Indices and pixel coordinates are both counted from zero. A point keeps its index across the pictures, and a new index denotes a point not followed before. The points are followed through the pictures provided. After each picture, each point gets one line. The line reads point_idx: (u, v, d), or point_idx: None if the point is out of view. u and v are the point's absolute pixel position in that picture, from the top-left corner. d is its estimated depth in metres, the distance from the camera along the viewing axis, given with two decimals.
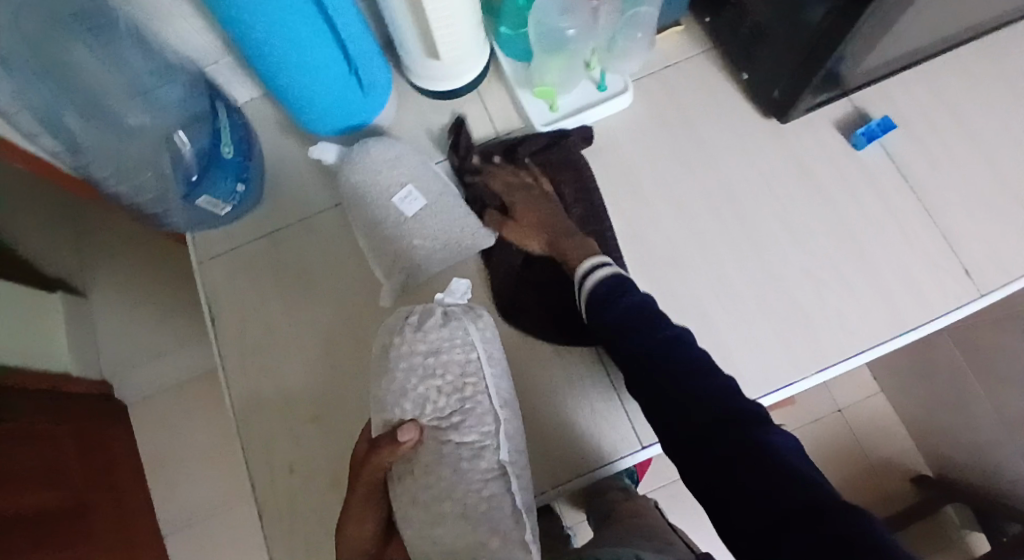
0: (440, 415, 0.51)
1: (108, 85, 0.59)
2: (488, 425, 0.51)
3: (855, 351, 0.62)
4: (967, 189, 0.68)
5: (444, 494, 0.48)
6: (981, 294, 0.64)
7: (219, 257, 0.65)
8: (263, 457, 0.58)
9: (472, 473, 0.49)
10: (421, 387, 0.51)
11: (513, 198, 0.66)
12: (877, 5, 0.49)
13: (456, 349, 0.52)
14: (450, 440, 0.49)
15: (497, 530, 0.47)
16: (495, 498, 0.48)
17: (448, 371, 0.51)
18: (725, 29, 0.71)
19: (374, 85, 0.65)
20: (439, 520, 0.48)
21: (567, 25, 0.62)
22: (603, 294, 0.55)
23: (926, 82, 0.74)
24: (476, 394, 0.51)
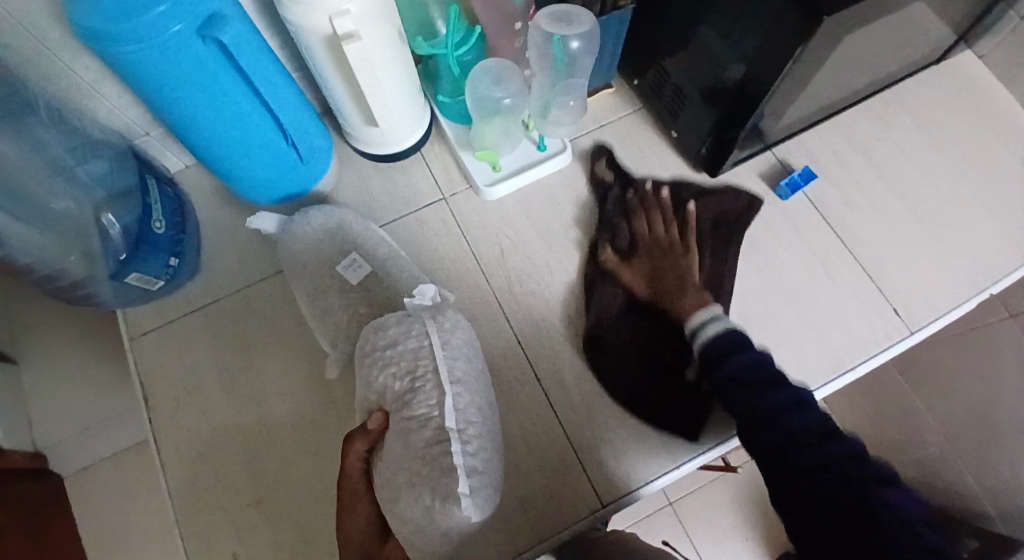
0: (399, 397, 0.53)
1: (26, 171, 0.57)
2: (435, 398, 0.52)
3: (865, 359, 0.66)
4: (889, 230, 0.72)
5: (397, 467, 0.51)
6: (911, 333, 0.67)
7: (148, 334, 0.68)
8: (203, 546, 0.61)
9: (415, 440, 0.50)
10: (382, 376, 0.54)
11: (642, 242, 0.69)
12: (791, 65, 0.52)
13: (410, 339, 0.55)
14: (404, 416, 0.52)
15: (439, 492, 0.48)
16: (436, 462, 0.49)
17: (402, 358, 0.54)
18: (652, 90, 0.74)
19: (313, 152, 0.67)
20: (398, 495, 0.51)
21: (501, 93, 0.63)
22: (716, 351, 0.55)
23: (842, 131, 0.77)
24: (425, 374, 0.53)
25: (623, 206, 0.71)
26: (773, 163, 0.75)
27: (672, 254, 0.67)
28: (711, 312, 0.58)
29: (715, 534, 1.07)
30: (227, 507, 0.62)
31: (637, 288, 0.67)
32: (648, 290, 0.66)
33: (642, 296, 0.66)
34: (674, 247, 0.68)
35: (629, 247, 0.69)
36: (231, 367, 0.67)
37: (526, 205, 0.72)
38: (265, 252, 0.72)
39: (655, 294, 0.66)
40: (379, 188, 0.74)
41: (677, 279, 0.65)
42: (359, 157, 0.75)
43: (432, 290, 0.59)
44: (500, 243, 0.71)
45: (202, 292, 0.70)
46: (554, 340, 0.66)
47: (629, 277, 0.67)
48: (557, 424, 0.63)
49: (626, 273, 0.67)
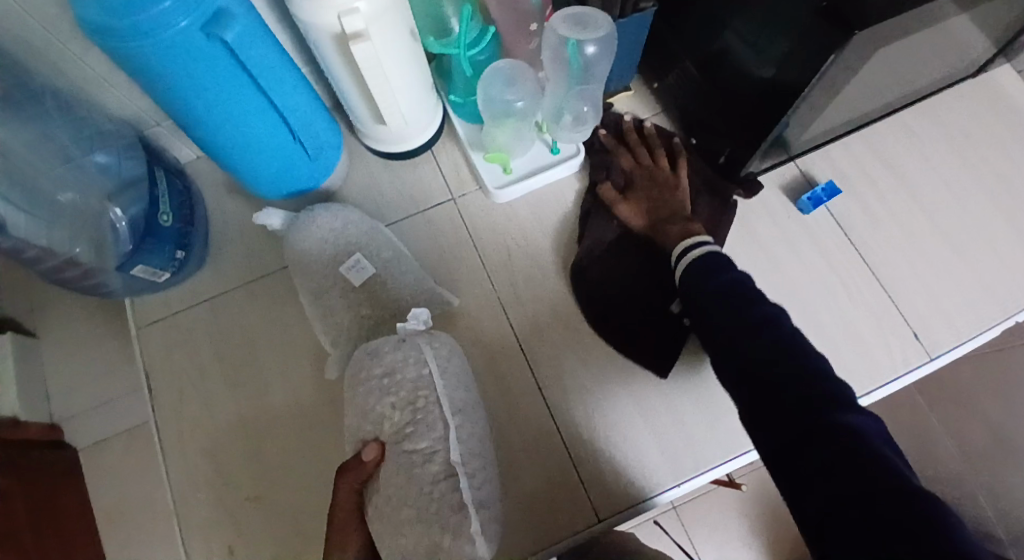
0: (397, 429, 0.55)
1: (34, 163, 0.58)
2: (438, 431, 0.54)
3: (886, 380, 0.64)
4: (913, 250, 0.69)
5: (400, 502, 0.52)
6: (931, 358, 0.65)
7: (154, 325, 0.69)
8: (200, 539, 0.61)
9: (423, 476, 0.52)
10: (379, 405, 0.56)
11: (634, 175, 0.68)
12: (819, 79, 0.50)
13: (408, 367, 0.56)
14: (405, 450, 0.54)
15: (449, 529, 0.50)
16: (443, 497, 0.51)
17: (401, 388, 0.55)
18: (672, 95, 0.72)
19: (321, 149, 0.66)
20: (403, 530, 0.51)
21: (514, 97, 0.62)
22: (700, 267, 0.56)
23: (870, 144, 0.74)
24: (426, 405, 0.55)
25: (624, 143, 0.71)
26: (795, 175, 0.72)
27: (666, 187, 0.67)
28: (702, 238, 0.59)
29: (716, 544, 1.06)
30: (224, 501, 0.62)
31: (632, 220, 0.66)
32: (643, 224, 0.66)
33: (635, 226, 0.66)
34: (667, 178, 0.67)
35: (627, 181, 0.68)
36: (234, 360, 0.67)
37: (536, 209, 0.71)
38: (272, 246, 0.71)
39: (652, 228, 0.65)
40: (388, 186, 0.73)
41: (672, 211, 0.65)
42: (369, 154, 0.74)
43: (424, 313, 0.61)
44: (507, 247, 0.69)
45: (208, 284, 0.70)
46: (558, 349, 0.65)
47: (624, 211, 0.67)
48: (558, 436, 0.62)
49: (621, 208, 0.67)
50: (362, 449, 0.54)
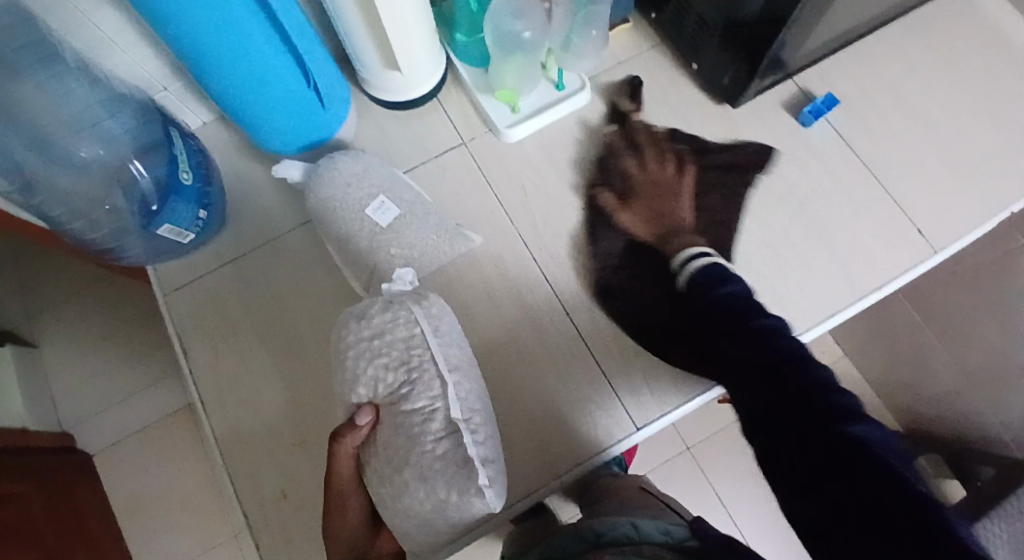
0: (392, 391, 0.52)
1: (51, 118, 0.58)
2: (436, 389, 0.52)
3: (866, 293, 0.66)
4: (911, 155, 0.72)
5: (402, 462, 0.51)
6: (935, 252, 0.68)
7: (182, 288, 0.69)
8: (251, 489, 0.63)
9: (424, 437, 0.51)
10: (371, 368, 0.52)
11: (637, 181, 0.71)
12: None
13: (398, 328, 0.53)
14: (402, 410, 0.51)
15: (454, 486, 0.50)
16: (448, 454, 0.50)
17: (392, 349, 0.52)
18: (671, 24, 0.73)
19: (334, 99, 0.67)
20: (404, 490, 0.51)
21: (522, 28, 0.63)
22: (704, 275, 0.59)
23: (862, 58, 0.76)
24: (421, 363, 0.52)
25: (624, 149, 0.72)
26: (793, 92, 0.74)
27: (666, 195, 0.70)
28: (702, 250, 0.63)
29: (733, 478, 1.11)
30: (271, 449, 0.64)
31: (641, 227, 0.69)
32: (648, 230, 0.68)
33: (643, 238, 0.68)
34: (672, 187, 0.71)
35: (628, 191, 0.71)
36: (264, 316, 0.68)
37: (546, 146, 0.72)
38: (290, 203, 0.72)
39: (657, 235, 0.68)
40: (399, 135, 0.74)
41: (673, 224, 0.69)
42: (377, 106, 0.74)
43: (410, 273, 0.60)
44: (522, 185, 0.71)
45: (230, 245, 0.71)
46: (584, 277, 0.67)
47: (629, 216, 0.69)
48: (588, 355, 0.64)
49: (623, 214, 0.69)
50: (355, 416, 0.53)
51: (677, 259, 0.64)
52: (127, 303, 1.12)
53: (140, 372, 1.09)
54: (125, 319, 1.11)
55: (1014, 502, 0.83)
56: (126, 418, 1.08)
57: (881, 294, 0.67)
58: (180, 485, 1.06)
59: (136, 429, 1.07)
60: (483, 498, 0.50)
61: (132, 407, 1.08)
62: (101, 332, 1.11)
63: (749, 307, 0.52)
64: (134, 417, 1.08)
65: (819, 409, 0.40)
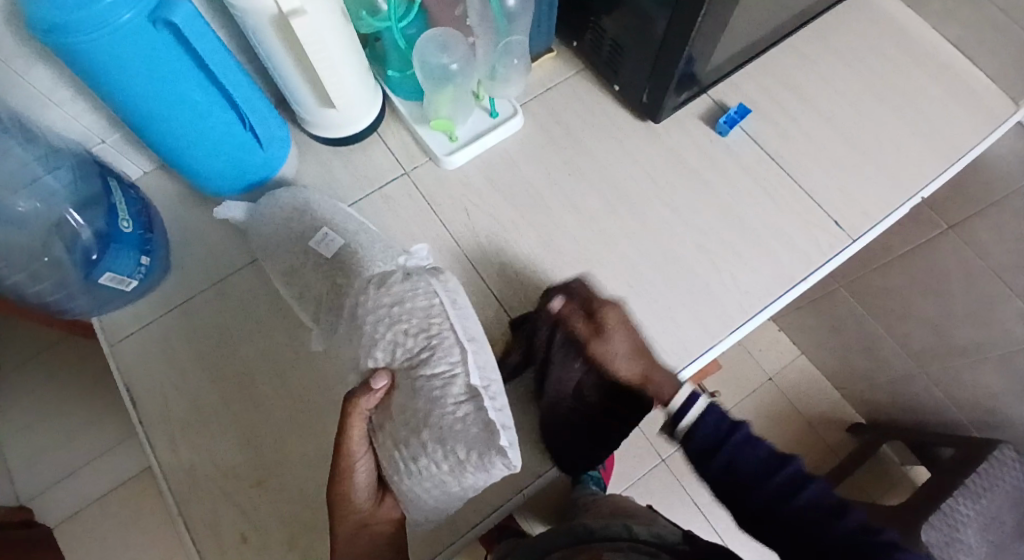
0: (411, 356, 0.52)
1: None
2: (456, 354, 0.51)
3: (794, 284, 0.70)
4: (823, 154, 0.77)
5: (420, 424, 0.50)
6: (854, 241, 0.72)
7: (128, 338, 0.69)
8: (210, 535, 0.62)
9: (443, 399, 0.49)
10: (390, 334, 0.54)
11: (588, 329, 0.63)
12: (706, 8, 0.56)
13: (417, 297, 0.54)
14: (421, 374, 0.51)
15: (474, 447, 0.47)
16: (468, 418, 0.48)
17: (411, 316, 0.53)
18: (591, 49, 0.78)
19: (271, 139, 0.69)
20: (421, 450, 0.50)
21: (448, 60, 0.66)
22: (710, 429, 0.57)
23: (770, 69, 0.82)
24: (440, 330, 0.52)
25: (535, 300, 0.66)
26: (710, 106, 0.79)
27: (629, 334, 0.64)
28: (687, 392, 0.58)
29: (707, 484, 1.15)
30: (230, 491, 0.63)
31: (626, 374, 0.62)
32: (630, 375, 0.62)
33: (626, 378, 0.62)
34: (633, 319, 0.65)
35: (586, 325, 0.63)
36: (216, 357, 0.68)
37: (485, 171, 0.75)
38: (236, 244, 0.73)
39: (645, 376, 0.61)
40: (341, 169, 0.76)
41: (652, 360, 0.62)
42: (317, 143, 0.76)
43: (424, 253, 0.63)
44: (466, 209, 0.73)
45: (176, 291, 0.71)
46: (530, 293, 0.69)
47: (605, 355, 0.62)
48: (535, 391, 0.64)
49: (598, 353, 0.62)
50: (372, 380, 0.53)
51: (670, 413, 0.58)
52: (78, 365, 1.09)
53: (99, 434, 1.06)
54: (78, 382, 1.08)
55: (975, 478, 0.87)
56: (87, 483, 1.04)
57: (808, 284, 0.71)
58: (152, 544, 1.02)
59: (99, 493, 1.04)
60: (507, 459, 0.46)
61: (93, 472, 1.04)
62: (55, 399, 1.08)
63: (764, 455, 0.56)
64: (95, 481, 1.04)
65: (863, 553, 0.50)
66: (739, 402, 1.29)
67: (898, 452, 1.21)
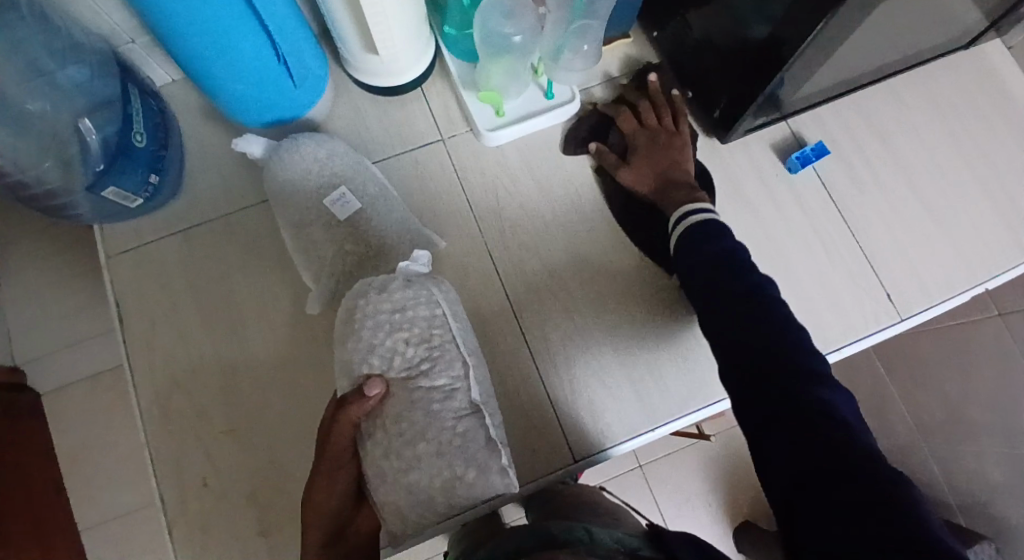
0: (409, 366, 0.52)
1: (4, 73, 0.56)
2: (458, 369, 0.52)
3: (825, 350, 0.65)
4: (894, 216, 0.70)
5: (417, 437, 0.50)
6: (902, 319, 0.66)
7: (126, 253, 0.66)
8: (172, 473, 0.60)
9: (445, 413, 0.51)
10: (388, 341, 0.52)
11: (637, 140, 0.67)
12: (814, 38, 0.49)
13: (421, 305, 0.53)
14: (422, 386, 0.51)
15: (473, 462, 0.50)
16: (469, 434, 0.51)
17: (414, 325, 0.52)
18: (671, 45, 0.71)
19: (306, 76, 0.63)
20: (415, 463, 0.50)
21: (512, 30, 0.60)
22: (700, 235, 0.56)
23: (861, 107, 0.74)
24: (443, 343, 0.52)
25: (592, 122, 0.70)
26: (785, 135, 0.72)
27: (671, 148, 0.66)
28: (693, 209, 0.59)
29: (678, 497, 1.10)
30: (198, 433, 0.61)
31: (638, 186, 0.66)
32: (650, 188, 0.65)
33: (647, 193, 0.65)
34: (669, 142, 0.66)
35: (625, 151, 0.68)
36: (210, 292, 0.65)
37: (527, 154, 0.70)
38: (251, 177, 0.69)
39: (658, 192, 0.64)
40: (375, 122, 0.70)
41: (681, 180, 0.64)
42: (355, 86, 0.71)
43: (426, 255, 0.57)
44: (497, 192, 0.68)
45: (182, 214, 0.67)
46: (545, 299, 0.65)
47: (631, 173, 0.65)
48: (528, 401, 0.61)
49: (625, 172, 0.66)
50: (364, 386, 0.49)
51: (680, 218, 0.59)
52: (32, 243, 0.89)
53: None
54: None
55: None
56: None
57: (841, 353, 0.65)
58: None
59: None
60: (505, 478, 0.51)
61: None
62: None
63: (745, 264, 0.51)
64: None
65: (801, 384, 0.40)
66: None
67: None
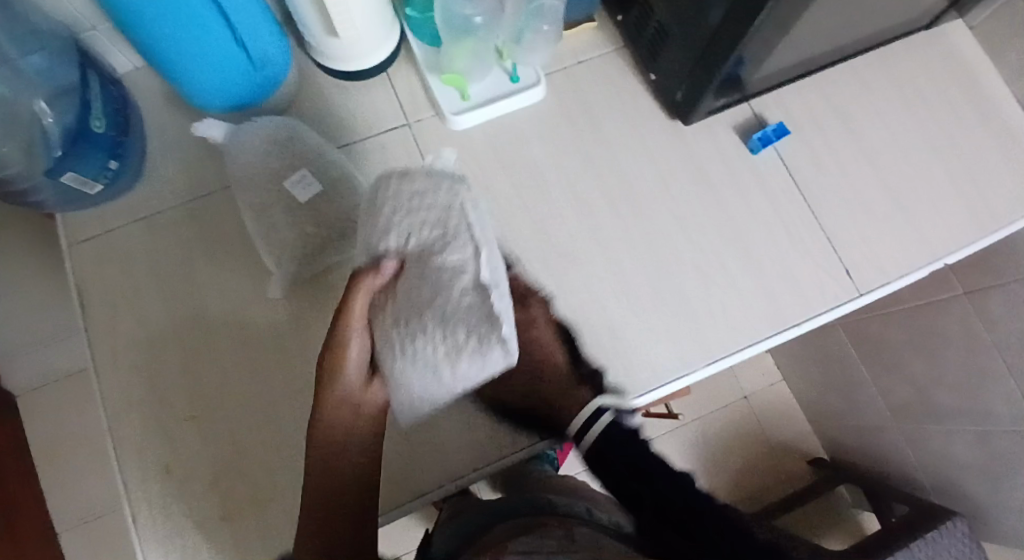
0: (422, 245, 0.43)
1: None
2: (472, 252, 0.42)
3: (784, 326, 0.66)
4: (855, 195, 0.71)
5: (420, 308, 0.41)
6: (860, 295, 0.68)
7: (88, 241, 0.65)
8: (136, 460, 0.60)
9: (450, 289, 0.40)
10: (402, 219, 0.43)
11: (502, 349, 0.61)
12: (763, 16, 0.50)
13: (437, 191, 0.44)
14: (429, 263, 0.42)
15: (475, 335, 0.40)
16: (471, 311, 0.40)
17: (430, 209, 0.43)
18: (635, 28, 0.71)
19: (268, 61, 0.63)
20: (416, 333, 0.41)
21: (473, 11, 0.61)
22: (619, 434, 0.61)
23: (823, 89, 0.75)
24: (459, 226, 0.42)
25: None
26: (747, 117, 0.73)
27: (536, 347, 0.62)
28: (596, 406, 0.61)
29: None
30: (162, 420, 0.61)
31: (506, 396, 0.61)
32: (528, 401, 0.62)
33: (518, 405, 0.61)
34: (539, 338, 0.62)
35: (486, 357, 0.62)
36: (173, 277, 0.64)
37: (492, 138, 0.70)
38: (213, 164, 0.68)
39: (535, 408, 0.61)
40: (338, 106, 0.70)
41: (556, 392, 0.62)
42: (318, 71, 0.71)
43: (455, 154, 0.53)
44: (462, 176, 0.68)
45: (145, 200, 0.67)
46: None
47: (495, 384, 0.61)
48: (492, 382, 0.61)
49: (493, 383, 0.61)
50: (378, 261, 0.43)
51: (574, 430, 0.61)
52: None
53: None
54: None
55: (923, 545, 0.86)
56: None
57: (801, 329, 0.66)
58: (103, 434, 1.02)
59: None
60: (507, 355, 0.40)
61: None
62: None
63: (653, 468, 0.59)
64: None
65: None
66: (706, 414, 1.25)
67: (852, 494, 1.22)
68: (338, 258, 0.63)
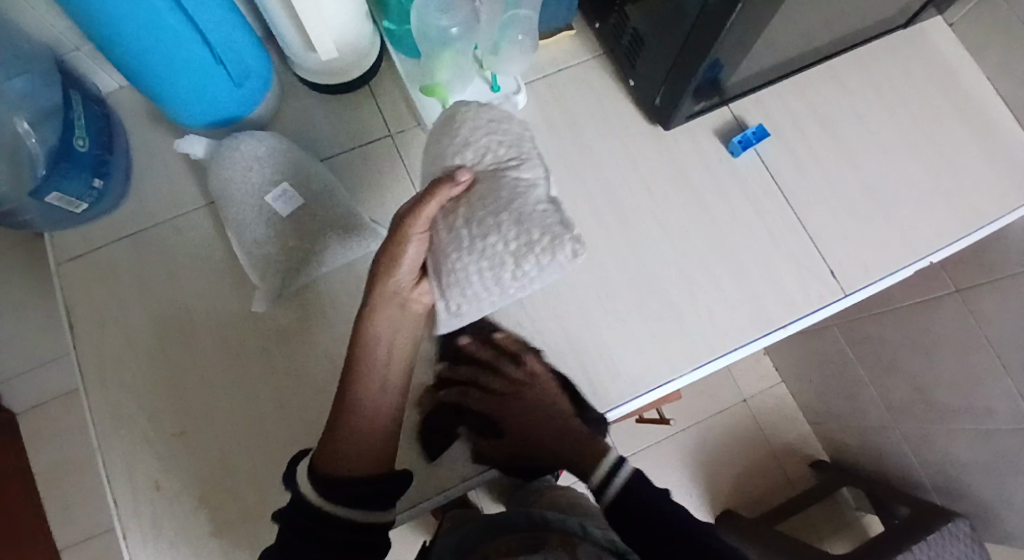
0: (498, 161, 0.45)
1: None
2: (542, 171, 0.45)
3: (771, 328, 0.65)
4: (838, 195, 0.71)
5: (499, 207, 0.41)
6: (846, 294, 0.67)
7: (76, 259, 0.66)
8: (125, 477, 0.60)
9: (525, 196, 0.42)
10: (481, 137, 0.46)
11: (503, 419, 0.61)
12: (730, 22, 0.50)
13: (512, 121, 0.48)
14: (506, 175, 0.44)
15: (548, 231, 0.40)
16: (546, 214, 0.41)
17: (508, 133, 0.47)
18: (612, 35, 0.72)
19: (247, 77, 0.63)
20: (491, 229, 0.41)
21: (448, 23, 0.61)
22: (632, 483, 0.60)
23: (803, 90, 0.75)
24: (532, 149, 0.47)
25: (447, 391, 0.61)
26: (728, 120, 0.73)
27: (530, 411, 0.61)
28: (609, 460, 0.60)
29: None
30: (150, 436, 0.61)
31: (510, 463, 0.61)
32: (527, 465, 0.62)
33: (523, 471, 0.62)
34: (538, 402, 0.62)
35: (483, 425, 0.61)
36: (161, 292, 0.65)
37: None
38: (198, 181, 0.69)
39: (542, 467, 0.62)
40: (321, 120, 0.71)
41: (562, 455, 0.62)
42: (301, 86, 0.72)
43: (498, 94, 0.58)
44: None
45: (132, 218, 0.67)
46: None
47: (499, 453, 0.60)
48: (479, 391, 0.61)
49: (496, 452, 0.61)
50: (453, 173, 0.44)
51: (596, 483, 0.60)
52: None
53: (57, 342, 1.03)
54: None
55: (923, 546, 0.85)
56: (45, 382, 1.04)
57: (786, 331, 0.66)
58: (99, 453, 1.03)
59: (61, 393, 1.05)
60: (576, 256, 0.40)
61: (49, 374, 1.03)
62: None
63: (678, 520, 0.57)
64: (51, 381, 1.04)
65: None
66: (704, 418, 1.24)
67: (855, 497, 1.21)
68: (323, 266, 0.63)
